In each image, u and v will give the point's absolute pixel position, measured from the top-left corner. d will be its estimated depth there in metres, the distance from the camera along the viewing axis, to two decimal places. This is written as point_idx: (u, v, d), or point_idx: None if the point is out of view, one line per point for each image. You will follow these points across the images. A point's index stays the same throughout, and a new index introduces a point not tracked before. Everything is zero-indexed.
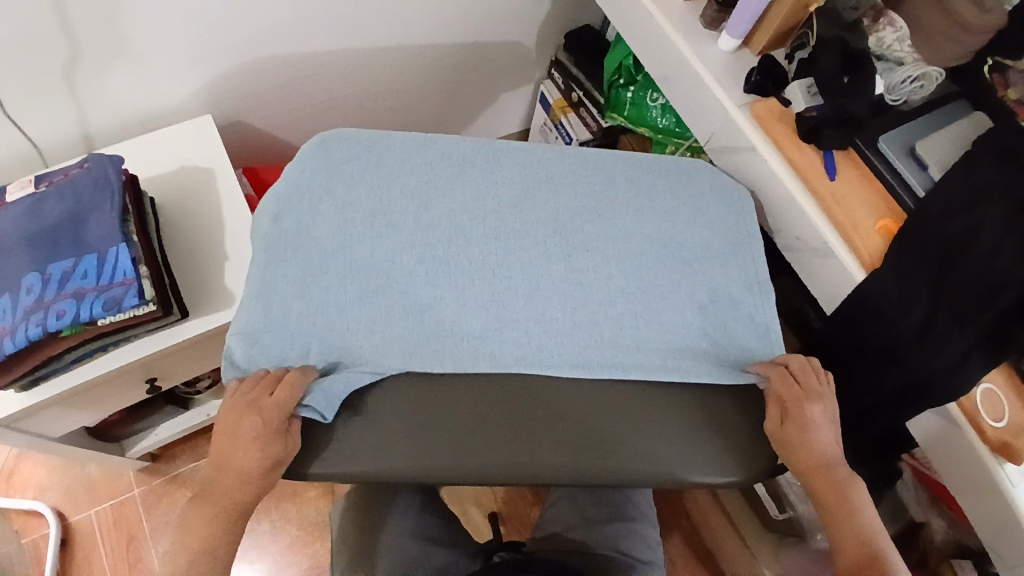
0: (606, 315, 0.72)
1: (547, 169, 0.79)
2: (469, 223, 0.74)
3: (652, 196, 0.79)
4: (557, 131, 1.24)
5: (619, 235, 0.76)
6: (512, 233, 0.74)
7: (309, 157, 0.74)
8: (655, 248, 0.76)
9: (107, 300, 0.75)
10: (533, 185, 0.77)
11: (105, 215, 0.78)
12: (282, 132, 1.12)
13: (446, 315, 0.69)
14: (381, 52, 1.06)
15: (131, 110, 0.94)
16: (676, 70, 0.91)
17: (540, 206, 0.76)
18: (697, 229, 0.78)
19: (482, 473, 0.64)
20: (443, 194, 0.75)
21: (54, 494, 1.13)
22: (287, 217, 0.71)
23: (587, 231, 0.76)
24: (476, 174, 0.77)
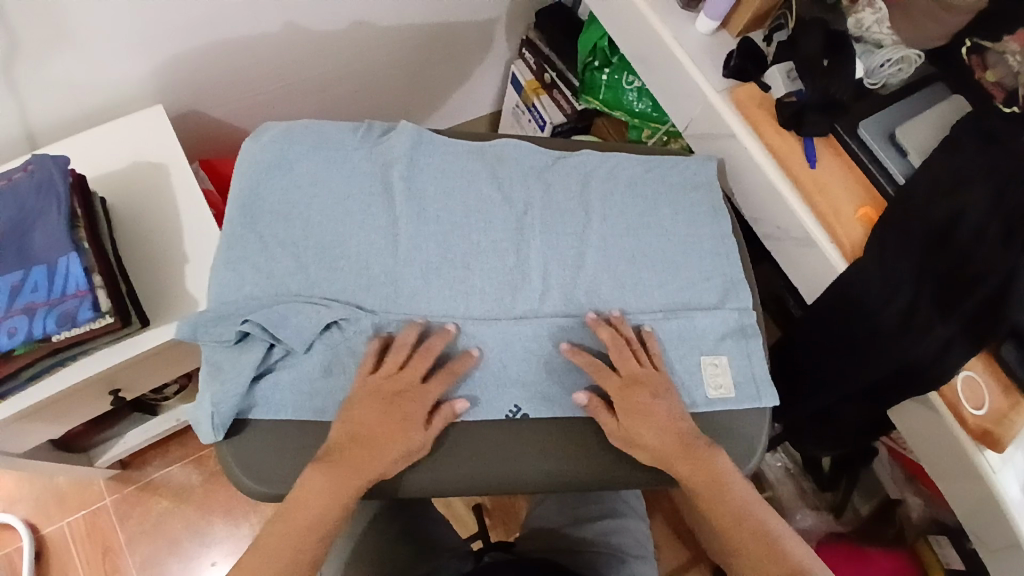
0: (571, 333, 0.71)
1: (506, 210, 0.75)
2: (417, 254, 0.73)
3: (629, 227, 0.75)
4: (530, 115, 1.17)
5: (588, 260, 0.74)
6: (474, 292, 0.72)
7: (248, 206, 0.73)
8: (627, 299, 0.72)
9: (60, 315, 0.70)
10: (490, 234, 0.74)
11: (51, 222, 0.73)
12: (239, 121, 1.06)
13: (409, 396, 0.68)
14: (344, 32, 1.00)
15: (74, 103, 0.88)
16: (652, 52, 0.88)
17: (501, 261, 0.73)
18: (682, 266, 0.74)
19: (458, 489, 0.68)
20: (398, 253, 0.73)
21: (23, 507, 1.10)
22: (240, 252, 0.71)
23: (546, 248, 0.74)
24: (427, 219, 0.74)
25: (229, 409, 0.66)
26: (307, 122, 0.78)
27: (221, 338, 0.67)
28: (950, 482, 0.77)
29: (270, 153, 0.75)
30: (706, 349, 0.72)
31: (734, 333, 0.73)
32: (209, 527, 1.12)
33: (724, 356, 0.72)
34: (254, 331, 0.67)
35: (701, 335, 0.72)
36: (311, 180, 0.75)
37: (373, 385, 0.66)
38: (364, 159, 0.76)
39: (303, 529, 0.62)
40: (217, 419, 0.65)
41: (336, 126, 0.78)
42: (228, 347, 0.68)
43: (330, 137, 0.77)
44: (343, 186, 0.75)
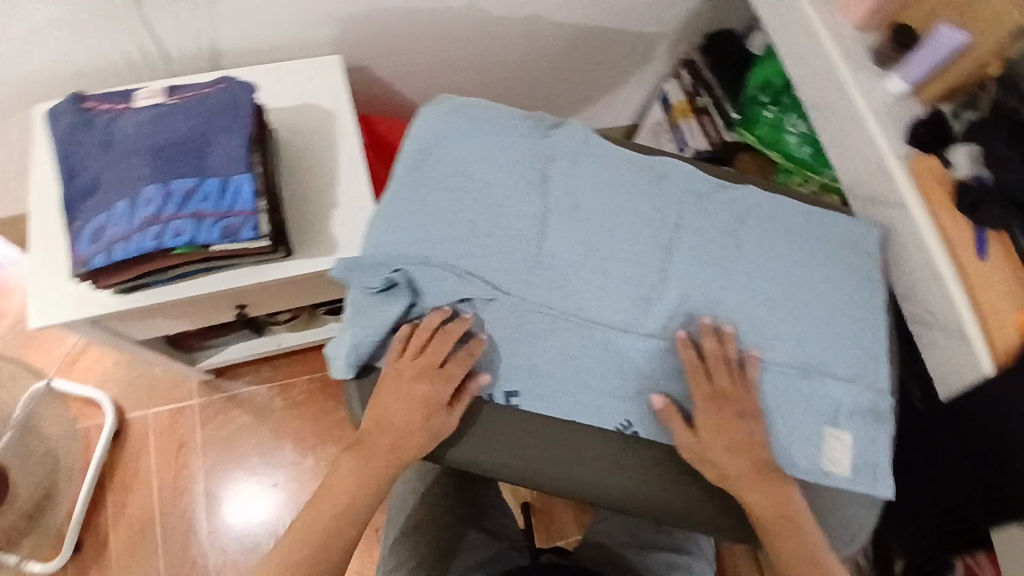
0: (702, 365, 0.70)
1: (660, 226, 0.74)
2: (566, 248, 0.73)
3: (779, 276, 0.73)
4: (672, 135, 1.15)
5: (736, 297, 0.72)
6: (606, 303, 0.71)
7: (413, 168, 0.76)
8: (761, 347, 0.71)
9: (225, 227, 0.75)
10: (634, 250, 0.73)
11: (231, 141, 0.77)
12: (401, 86, 1.09)
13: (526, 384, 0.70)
14: (520, 21, 1.01)
15: (262, 35, 0.92)
16: (833, 101, 0.86)
17: (641, 277, 0.72)
18: (825, 329, 0.73)
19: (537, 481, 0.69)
20: (542, 245, 0.73)
21: (116, 388, 1.17)
22: (400, 212, 0.74)
23: (695, 275, 0.72)
24: (574, 219, 0.74)
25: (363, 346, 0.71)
26: (481, 101, 0.80)
27: (371, 283, 0.71)
28: None
29: (443, 124, 0.77)
30: (832, 421, 0.71)
31: (863, 412, 0.72)
32: (277, 450, 1.17)
33: (848, 433, 0.71)
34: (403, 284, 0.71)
35: (830, 406, 0.71)
36: (474, 157, 0.76)
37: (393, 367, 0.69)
38: (530, 147, 0.76)
39: (332, 525, 0.67)
40: (351, 358, 0.70)
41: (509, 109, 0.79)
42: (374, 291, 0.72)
43: (500, 120, 0.78)
44: (501, 169, 0.75)
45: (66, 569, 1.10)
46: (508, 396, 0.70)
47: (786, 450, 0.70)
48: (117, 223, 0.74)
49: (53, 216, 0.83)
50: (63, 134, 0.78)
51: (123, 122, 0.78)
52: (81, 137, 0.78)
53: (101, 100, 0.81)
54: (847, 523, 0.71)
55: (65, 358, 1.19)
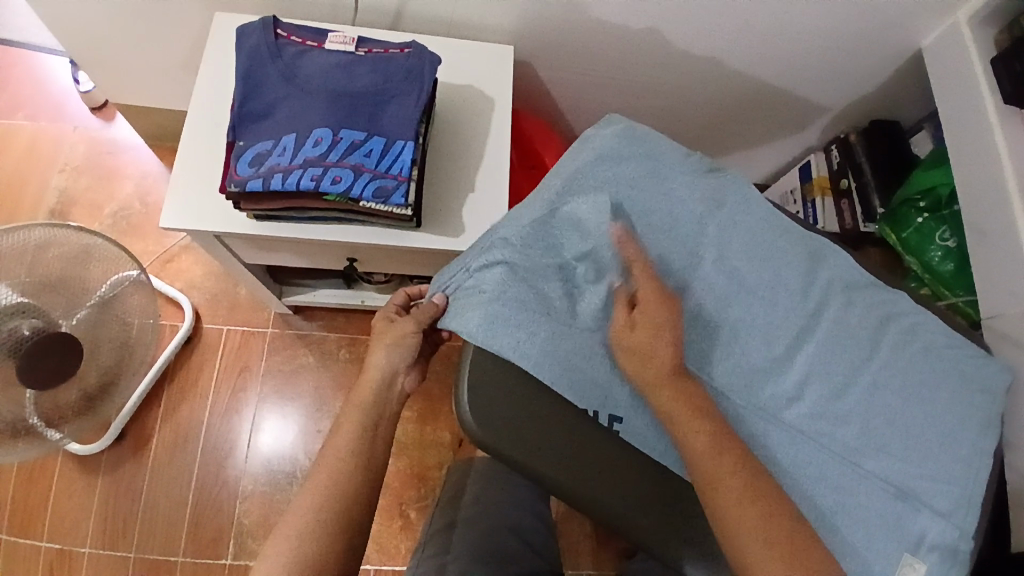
0: (805, 454, 0.68)
1: (800, 304, 0.72)
2: (703, 302, 0.71)
3: (905, 387, 0.70)
4: (803, 208, 1.14)
5: (857, 394, 0.70)
6: (729, 361, 0.70)
7: (573, 177, 0.72)
8: (869, 453, 0.68)
9: (378, 187, 0.76)
10: (766, 320, 0.71)
11: (408, 108, 0.80)
12: (555, 88, 1.09)
13: (632, 415, 0.67)
14: (692, 56, 1.00)
15: (446, 9, 0.93)
16: (993, 230, 0.83)
17: (767, 348, 0.70)
18: (935, 456, 0.69)
19: (587, 501, 0.64)
20: (677, 287, 0.71)
21: (199, 296, 1.21)
22: (557, 221, 0.70)
23: (822, 361, 0.70)
24: (722, 271, 0.72)
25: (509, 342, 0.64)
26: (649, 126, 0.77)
27: (535, 281, 0.68)
28: None
29: (610, 142, 0.74)
30: (912, 547, 0.66)
31: (948, 552, 0.66)
32: (330, 398, 1.19)
33: (924, 566, 0.66)
34: (557, 292, 0.68)
35: (913, 534, 0.67)
36: (637, 182, 0.73)
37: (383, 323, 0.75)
38: (693, 187, 0.73)
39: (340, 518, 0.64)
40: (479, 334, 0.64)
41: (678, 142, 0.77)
42: (533, 292, 0.67)
43: (666, 150, 0.75)
44: (660, 203, 0.73)
45: (107, 453, 1.14)
46: (612, 421, 0.67)
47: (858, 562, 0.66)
48: (281, 155, 0.76)
49: (211, 127, 0.86)
50: (248, 54, 0.81)
51: (313, 62, 0.81)
52: (266, 61, 0.81)
53: (291, 31, 0.84)
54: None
55: (161, 256, 1.23)
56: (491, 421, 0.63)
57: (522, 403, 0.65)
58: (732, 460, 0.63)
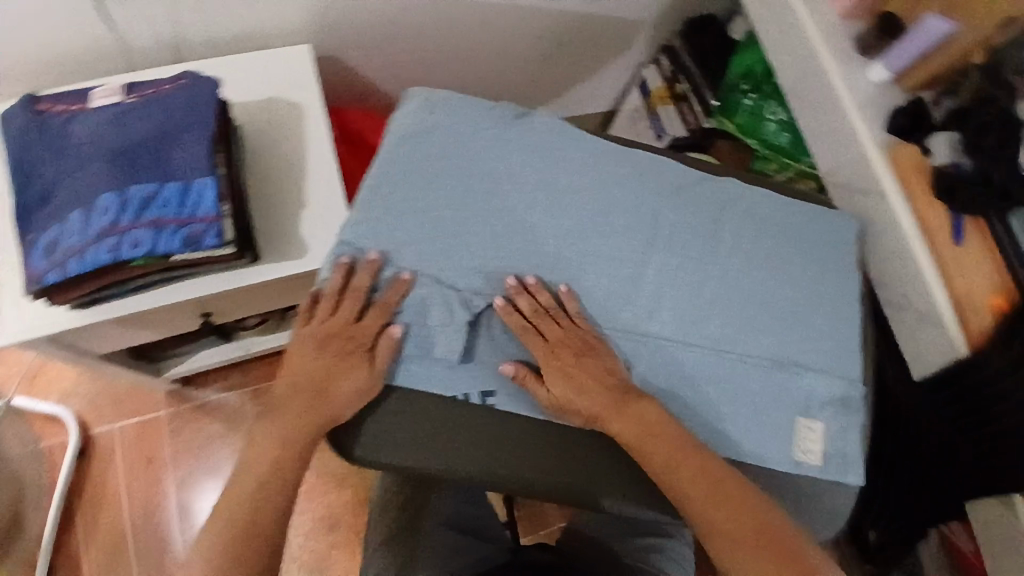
0: (687, 361, 0.68)
1: (641, 220, 0.72)
2: (550, 247, 0.70)
3: (761, 268, 0.72)
4: (648, 121, 1.14)
5: (721, 288, 0.71)
6: (588, 297, 0.69)
7: (383, 159, 0.70)
8: (745, 339, 0.69)
9: (187, 235, 0.70)
10: (614, 245, 0.71)
11: (195, 141, 0.73)
12: (374, 76, 1.04)
13: (504, 384, 0.66)
14: (494, 7, 0.96)
15: (224, 28, 0.87)
16: (814, 91, 0.85)
17: (623, 272, 0.70)
18: (805, 322, 0.71)
19: (513, 487, 0.63)
20: (522, 241, 0.69)
21: (80, 401, 1.12)
22: (386, 213, 0.68)
23: (677, 268, 0.71)
24: (557, 212, 0.70)
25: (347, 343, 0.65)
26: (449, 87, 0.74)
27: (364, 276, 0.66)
28: None
29: (413, 113, 0.72)
30: (806, 412, 0.68)
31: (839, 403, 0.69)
32: None
33: (820, 424, 0.68)
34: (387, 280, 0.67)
35: (801, 398, 0.68)
36: (454, 147, 0.70)
37: (309, 332, 0.66)
38: (506, 138, 0.72)
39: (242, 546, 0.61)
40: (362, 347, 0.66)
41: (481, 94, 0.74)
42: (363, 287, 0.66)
43: (469, 108, 0.72)
44: (483, 161, 0.70)
45: None
46: (485, 395, 0.66)
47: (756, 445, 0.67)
48: (73, 235, 0.70)
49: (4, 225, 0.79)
50: (18, 133, 0.74)
51: (81, 124, 0.74)
52: (35, 137, 0.73)
53: (54, 101, 0.77)
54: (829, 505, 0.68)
55: (24, 373, 1.13)
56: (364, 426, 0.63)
57: (408, 415, 0.64)
58: (609, 408, 0.65)
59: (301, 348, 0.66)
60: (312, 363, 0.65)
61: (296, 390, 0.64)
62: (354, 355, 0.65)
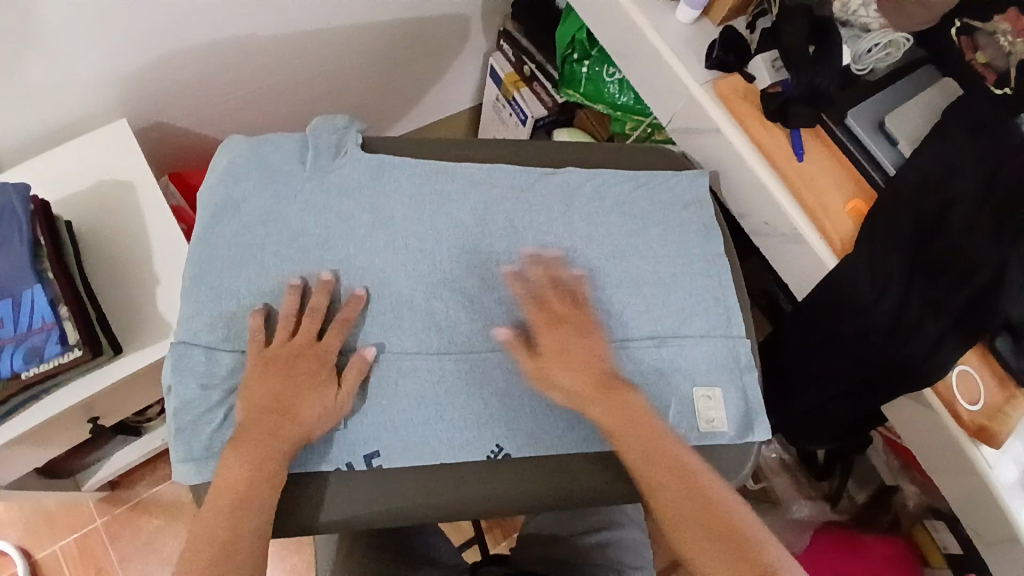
0: None
1: (480, 231, 0.73)
2: (396, 284, 0.70)
3: (612, 246, 0.74)
4: (510, 109, 1.18)
5: (574, 278, 0.72)
6: (449, 326, 0.69)
7: (202, 240, 0.69)
8: (613, 327, 0.71)
9: (27, 351, 0.69)
10: (468, 267, 0.71)
11: (13, 253, 0.70)
12: (215, 130, 1.02)
13: (385, 443, 0.65)
14: (310, 34, 0.95)
15: (33, 125, 0.84)
16: (633, 46, 0.86)
17: (479, 290, 0.71)
18: (669, 289, 0.73)
19: (468, 510, 0.66)
20: (372, 283, 0.69)
21: (14, 532, 1.09)
22: (223, 292, 0.67)
23: (526, 272, 0.72)
24: (394, 246, 0.71)
25: (203, 441, 0.63)
26: (252, 145, 0.72)
27: (205, 367, 0.64)
28: (937, 470, 0.78)
29: (223, 186, 0.70)
30: (698, 378, 0.70)
31: (724, 363, 0.71)
32: None
33: (718, 389, 0.70)
34: (231, 365, 0.65)
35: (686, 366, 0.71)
36: (271, 210, 0.70)
37: (270, 356, 0.64)
38: (329, 186, 0.72)
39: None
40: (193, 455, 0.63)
41: (287, 144, 0.73)
42: (206, 379, 0.64)
43: (279, 165, 0.72)
44: (309, 216, 0.70)
45: None
46: (367, 459, 0.65)
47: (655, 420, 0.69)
48: None
49: None
50: None
51: None
52: None
53: None
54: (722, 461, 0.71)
55: None
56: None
57: (342, 480, 0.65)
58: (502, 419, 0.67)
59: (258, 374, 0.63)
60: (253, 407, 0.62)
61: (264, 446, 0.61)
62: (317, 377, 0.64)
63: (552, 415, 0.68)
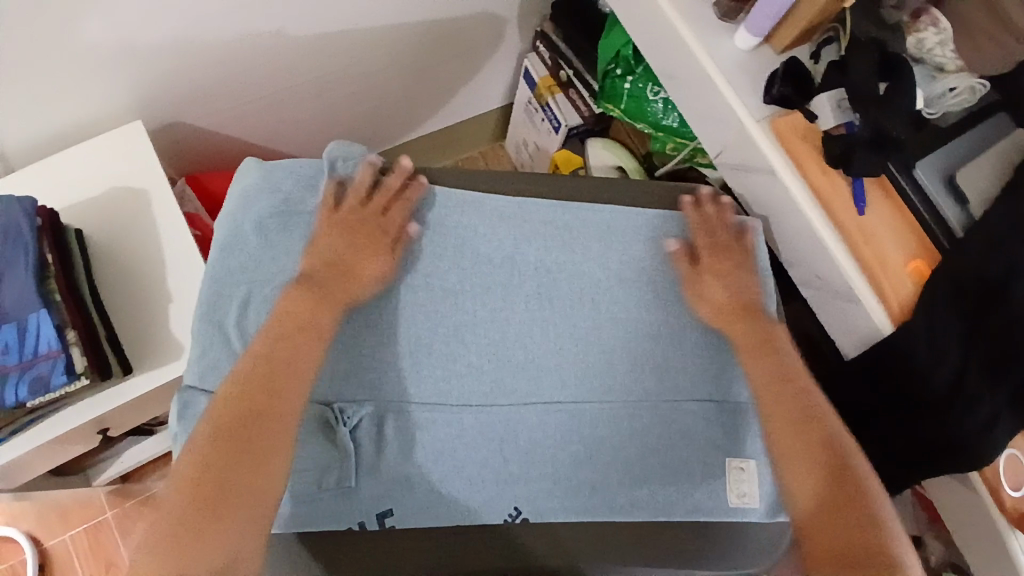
0: (591, 416, 0.64)
1: (507, 270, 0.68)
2: (413, 327, 0.65)
3: (650, 296, 0.69)
4: (543, 114, 1.11)
5: (606, 330, 0.67)
6: (469, 376, 0.64)
7: (213, 275, 0.65)
8: (646, 385, 0.66)
9: (32, 381, 0.66)
10: (492, 309, 0.66)
11: (20, 275, 0.67)
12: (234, 130, 0.97)
13: (398, 500, 0.61)
14: (331, 36, 0.89)
15: (41, 126, 0.80)
16: (684, 69, 0.79)
17: (503, 335, 0.66)
18: (708, 349, 0.68)
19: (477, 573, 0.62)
20: (390, 326, 0.64)
21: (25, 521, 1.09)
22: (234, 332, 0.63)
23: (556, 321, 0.67)
24: (414, 285, 0.66)
25: None
26: (264, 171, 0.68)
27: None
28: (969, 547, 0.73)
29: (235, 216, 0.67)
30: (731, 450, 0.65)
31: None
32: None
33: (752, 460, 0.65)
34: None
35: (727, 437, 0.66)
36: (287, 243, 0.66)
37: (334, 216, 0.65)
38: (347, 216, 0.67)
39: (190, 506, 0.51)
40: None
41: (303, 171, 0.69)
42: None
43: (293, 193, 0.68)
44: None
45: None
46: (380, 518, 0.60)
47: (688, 491, 0.64)
48: None
49: None
50: None
51: None
52: None
53: None
54: (753, 544, 0.65)
55: None
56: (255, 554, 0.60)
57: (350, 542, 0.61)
58: (518, 477, 0.62)
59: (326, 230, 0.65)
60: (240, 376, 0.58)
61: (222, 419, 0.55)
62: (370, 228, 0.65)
63: (574, 479, 0.63)
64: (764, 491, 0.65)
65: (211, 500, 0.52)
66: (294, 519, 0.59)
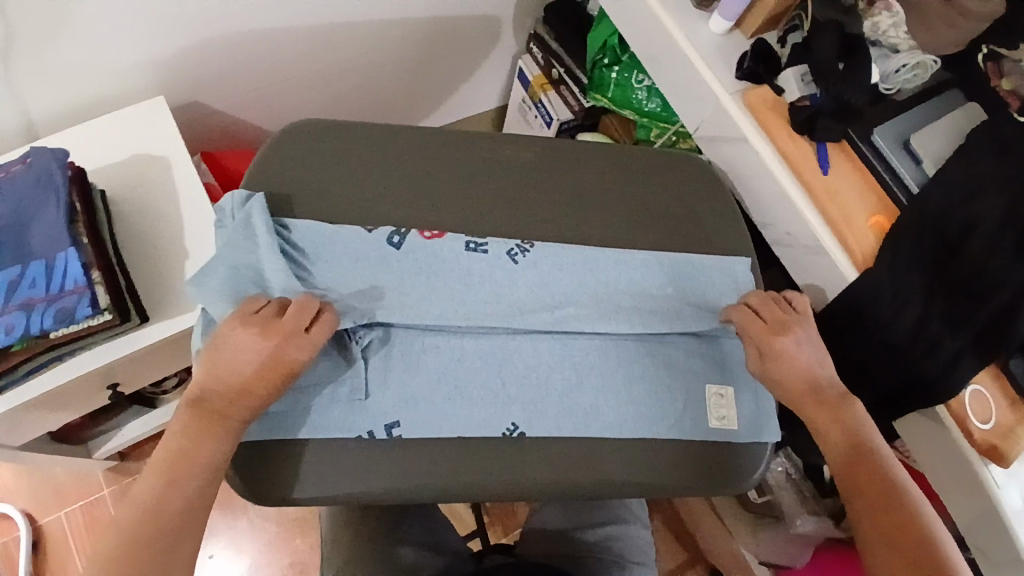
0: (584, 347, 0.69)
1: (513, 216, 0.74)
2: (423, 265, 0.69)
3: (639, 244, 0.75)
4: (536, 111, 1.19)
5: (601, 272, 0.72)
6: (474, 307, 0.68)
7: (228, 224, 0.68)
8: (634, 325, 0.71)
9: (58, 312, 0.70)
10: (494, 251, 0.71)
11: (51, 217, 0.72)
12: (247, 114, 1.04)
13: (407, 413, 0.64)
14: (343, 27, 0.97)
15: (73, 97, 0.86)
16: (665, 52, 0.87)
17: (509, 276, 0.70)
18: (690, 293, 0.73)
19: (473, 491, 0.64)
20: (401, 258, 0.70)
21: (19, 498, 1.10)
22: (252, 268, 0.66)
23: (558, 265, 0.72)
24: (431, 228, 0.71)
25: None
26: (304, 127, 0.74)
27: None
28: (947, 490, 0.77)
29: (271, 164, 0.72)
30: (711, 378, 0.70)
31: (739, 366, 0.72)
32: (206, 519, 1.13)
33: (731, 387, 0.70)
34: None
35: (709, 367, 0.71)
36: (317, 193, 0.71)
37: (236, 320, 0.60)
38: (360, 167, 0.73)
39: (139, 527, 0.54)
40: None
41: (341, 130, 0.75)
42: None
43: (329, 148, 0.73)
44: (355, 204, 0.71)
45: None
46: (389, 429, 0.63)
47: (674, 414, 0.68)
48: None
49: None
50: None
51: None
52: None
53: None
54: (737, 469, 0.68)
55: None
56: (241, 464, 0.62)
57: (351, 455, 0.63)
58: (513, 401, 0.66)
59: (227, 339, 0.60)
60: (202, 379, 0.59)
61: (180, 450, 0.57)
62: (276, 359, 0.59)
63: (571, 400, 0.67)
64: (744, 415, 0.70)
65: (160, 527, 0.55)
66: (300, 428, 0.63)
